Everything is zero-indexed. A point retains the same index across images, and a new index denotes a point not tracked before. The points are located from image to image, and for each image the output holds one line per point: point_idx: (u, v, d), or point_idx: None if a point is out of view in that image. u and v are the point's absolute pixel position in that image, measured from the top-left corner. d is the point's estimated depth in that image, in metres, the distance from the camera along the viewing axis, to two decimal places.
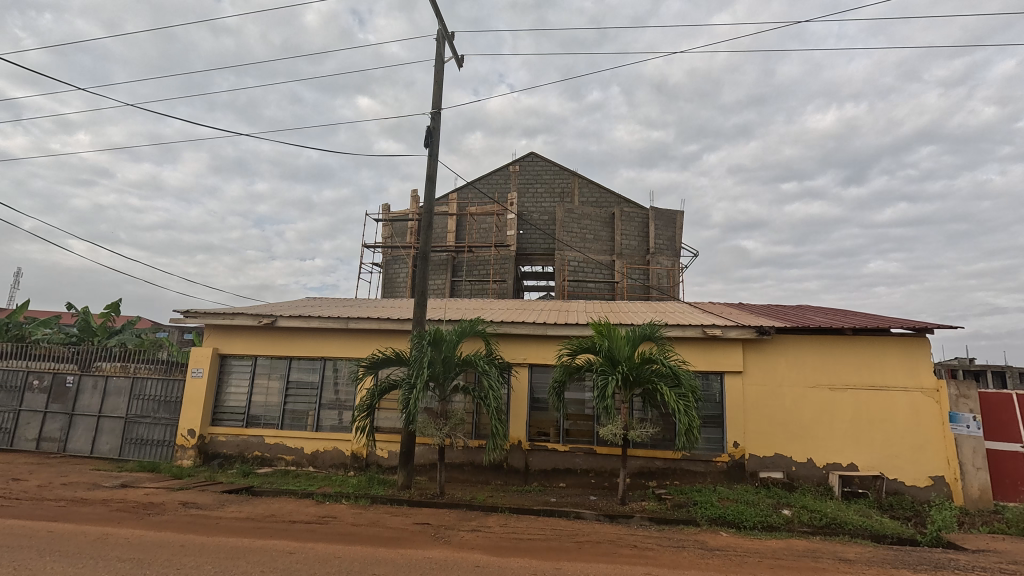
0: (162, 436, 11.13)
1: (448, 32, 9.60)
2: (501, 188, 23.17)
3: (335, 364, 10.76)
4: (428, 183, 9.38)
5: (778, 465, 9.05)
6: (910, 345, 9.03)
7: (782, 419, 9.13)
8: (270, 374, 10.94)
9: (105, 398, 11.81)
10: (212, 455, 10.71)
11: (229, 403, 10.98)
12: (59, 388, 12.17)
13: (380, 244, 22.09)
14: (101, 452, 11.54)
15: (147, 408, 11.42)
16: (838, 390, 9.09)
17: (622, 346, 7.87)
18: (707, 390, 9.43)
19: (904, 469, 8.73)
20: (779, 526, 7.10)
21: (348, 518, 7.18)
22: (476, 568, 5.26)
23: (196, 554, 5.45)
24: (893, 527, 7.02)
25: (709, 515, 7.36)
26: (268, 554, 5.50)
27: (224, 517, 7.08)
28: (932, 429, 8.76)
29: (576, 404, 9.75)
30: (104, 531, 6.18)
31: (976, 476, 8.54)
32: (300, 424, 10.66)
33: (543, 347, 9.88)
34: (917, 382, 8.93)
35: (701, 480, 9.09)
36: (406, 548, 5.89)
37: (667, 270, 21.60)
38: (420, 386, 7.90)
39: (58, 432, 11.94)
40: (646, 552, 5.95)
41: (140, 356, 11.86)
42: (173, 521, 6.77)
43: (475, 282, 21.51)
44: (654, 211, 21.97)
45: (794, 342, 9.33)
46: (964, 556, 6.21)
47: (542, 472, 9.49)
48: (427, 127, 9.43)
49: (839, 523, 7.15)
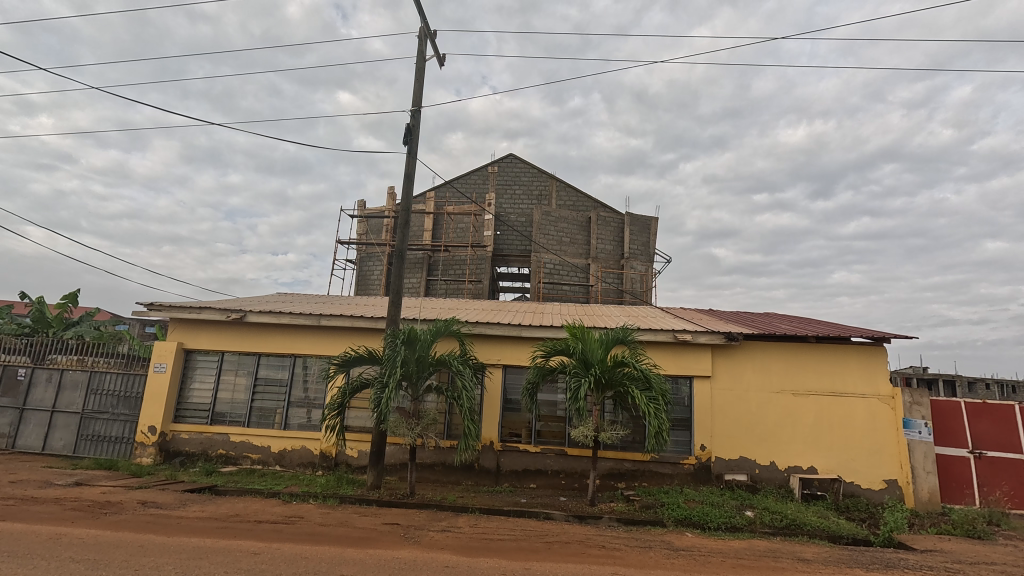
0: (121, 433, 10.75)
1: (431, 29, 9.56)
2: (479, 188, 23.17)
3: (305, 361, 10.58)
4: (406, 181, 9.32)
5: (742, 468, 9.31)
6: (869, 354, 9.40)
7: (748, 422, 9.40)
8: (238, 369, 10.69)
9: (60, 392, 11.33)
10: (173, 453, 10.39)
11: (193, 400, 10.67)
12: (10, 381, 11.65)
13: (355, 240, 21.84)
14: (53, 449, 11.07)
15: (105, 403, 11.01)
16: (801, 396, 9.39)
17: (596, 349, 7.94)
18: (677, 394, 9.61)
19: (861, 473, 9.09)
20: (742, 526, 7.30)
21: (316, 518, 7.07)
22: (446, 568, 5.24)
23: (157, 555, 5.28)
24: (849, 528, 7.30)
25: (676, 515, 7.51)
26: (233, 555, 5.37)
27: (186, 517, 6.88)
28: (887, 434, 9.14)
29: (548, 405, 9.82)
30: (58, 530, 5.95)
31: (927, 480, 8.90)
32: (267, 421, 10.45)
33: (517, 347, 9.93)
34: (875, 389, 9.29)
35: (669, 482, 9.26)
36: (375, 549, 5.83)
37: (641, 274, 21.99)
38: (393, 385, 7.83)
39: (7, 427, 11.40)
40: (614, 552, 6.04)
41: (98, 349, 11.41)
42: (133, 521, 6.56)
43: (450, 281, 21.44)
44: (630, 216, 22.34)
45: (760, 349, 9.61)
46: (913, 555, 6.52)
47: (513, 473, 9.53)
48: (407, 124, 9.37)
49: (799, 524, 7.41)
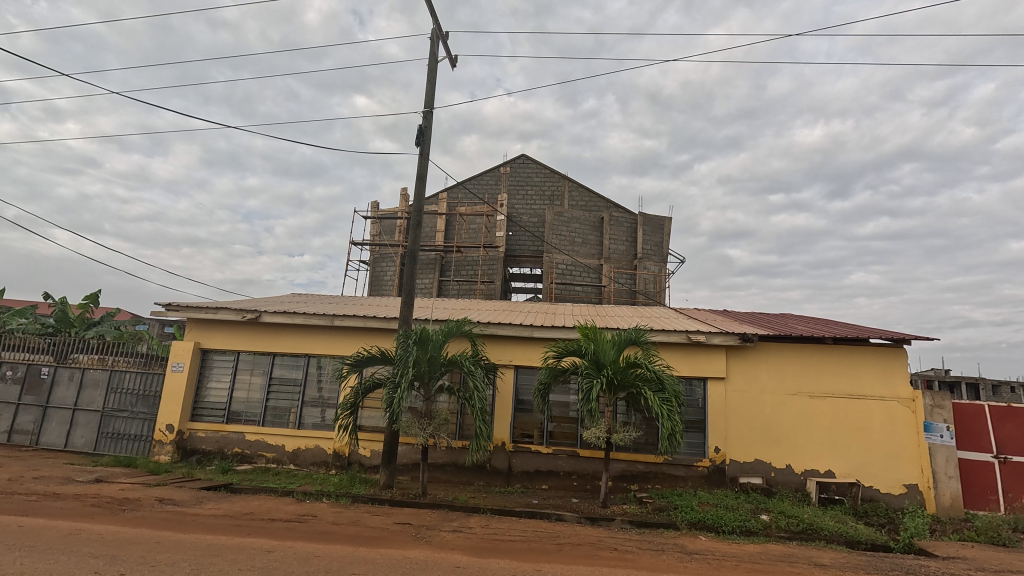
0: (139, 431, 10.94)
1: (443, 31, 9.59)
2: (491, 189, 23.08)
3: (319, 361, 10.66)
4: (418, 182, 9.34)
5: (757, 471, 9.18)
6: (888, 356, 9.21)
7: (762, 424, 9.27)
8: (253, 369, 10.81)
9: (81, 391, 11.57)
10: (190, 451, 10.54)
11: (209, 399, 10.82)
12: (33, 379, 11.91)
13: (368, 241, 22.03)
14: (75, 446, 11.31)
15: (124, 401, 11.21)
16: (817, 398, 9.24)
17: (608, 350, 7.88)
18: (690, 395, 9.52)
19: (880, 476, 8.90)
20: (757, 530, 7.20)
21: (328, 517, 7.10)
22: (457, 569, 5.24)
23: (172, 551, 5.35)
24: (868, 533, 7.15)
25: (689, 518, 7.42)
26: (246, 552, 5.42)
27: (202, 514, 6.98)
28: (907, 437, 8.95)
29: (560, 406, 9.79)
30: (77, 526, 6.07)
31: (948, 485, 8.72)
32: (282, 420, 10.55)
33: (529, 348, 9.91)
34: (894, 391, 9.10)
35: (682, 484, 9.16)
36: (386, 548, 5.84)
37: (655, 275, 21.81)
38: (405, 385, 7.86)
39: (31, 424, 11.67)
40: (626, 555, 5.99)
41: (118, 348, 11.63)
42: (151, 517, 6.66)
43: (462, 282, 21.52)
44: (643, 216, 22.20)
45: (776, 350, 9.48)
46: (935, 562, 6.37)
47: (525, 474, 9.51)
48: (419, 126, 9.42)
49: (815, 528, 7.28)
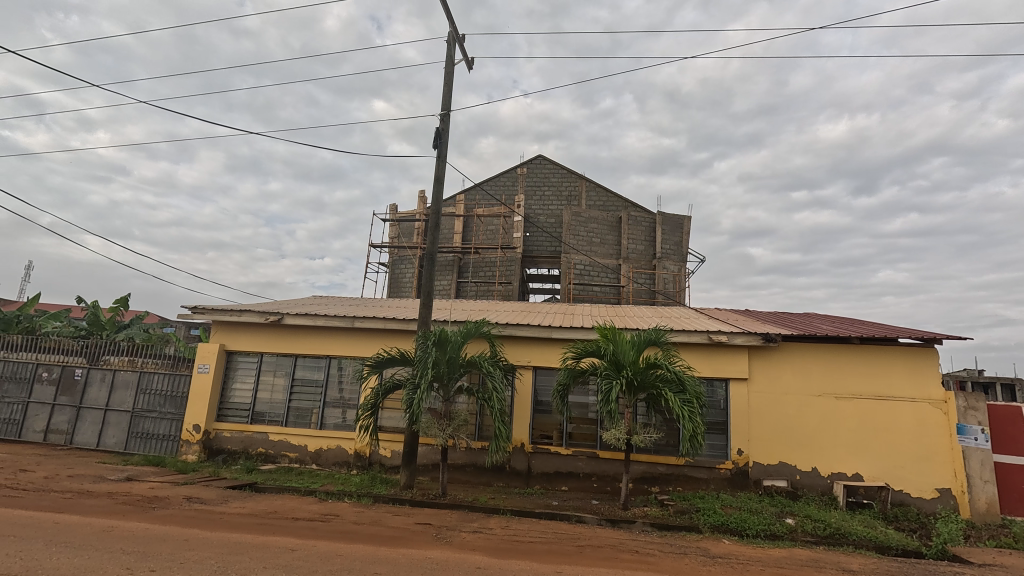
0: (168, 431, 11.22)
1: (459, 33, 9.64)
2: (508, 191, 23.11)
3: (339, 362, 10.79)
4: (436, 184, 9.40)
5: (782, 474, 9.00)
6: (918, 356, 8.95)
7: (786, 426, 9.09)
8: (276, 370, 11.00)
9: (112, 391, 11.91)
10: (216, 451, 10.77)
11: (234, 400, 11.04)
12: (67, 380, 12.30)
13: (387, 244, 22.24)
14: (107, 446, 11.64)
15: (153, 402, 11.51)
16: (844, 399, 9.02)
17: (628, 350, 7.81)
18: (712, 396, 9.38)
19: (910, 480, 8.66)
20: (782, 534, 7.06)
21: (350, 517, 7.18)
22: (478, 569, 5.25)
23: (200, 548, 5.47)
24: (898, 539, 6.96)
25: (712, 522, 7.31)
26: (271, 550, 5.51)
27: (228, 513, 7.11)
28: (938, 440, 8.68)
29: (579, 407, 9.74)
30: (110, 523, 6.24)
31: (984, 489, 8.40)
32: (304, 421, 10.71)
33: (547, 349, 9.88)
34: (924, 392, 8.84)
35: (704, 487, 9.03)
36: (407, 548, 5.88)
37: (674, 275, 21.57)
38: (424, 386, 7.91)
39: (65, 424, 12.05)
40: (648, 558, 5.93)
41: (147, 350, 11.94)
42: (179, 515, 6.82)
43: (480, 283, 21.59)
44: (662, 216, 21.98)
45: (800, 350, 9.29)
46: (970, 569, 6.16)
47: (544, 475, 9.49)
48: (436, 128, 9.47)
49: (843, 533, 7.11)
